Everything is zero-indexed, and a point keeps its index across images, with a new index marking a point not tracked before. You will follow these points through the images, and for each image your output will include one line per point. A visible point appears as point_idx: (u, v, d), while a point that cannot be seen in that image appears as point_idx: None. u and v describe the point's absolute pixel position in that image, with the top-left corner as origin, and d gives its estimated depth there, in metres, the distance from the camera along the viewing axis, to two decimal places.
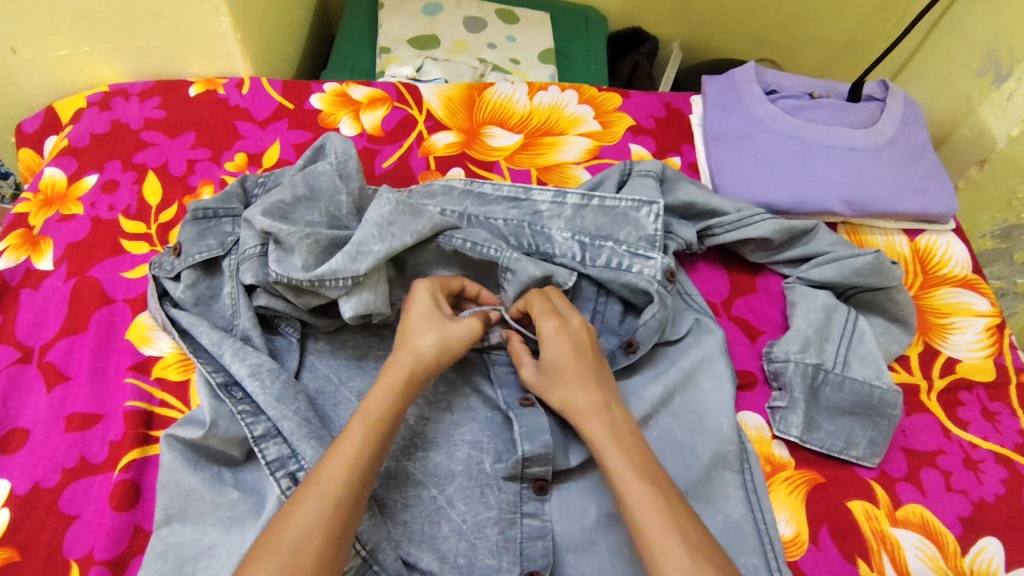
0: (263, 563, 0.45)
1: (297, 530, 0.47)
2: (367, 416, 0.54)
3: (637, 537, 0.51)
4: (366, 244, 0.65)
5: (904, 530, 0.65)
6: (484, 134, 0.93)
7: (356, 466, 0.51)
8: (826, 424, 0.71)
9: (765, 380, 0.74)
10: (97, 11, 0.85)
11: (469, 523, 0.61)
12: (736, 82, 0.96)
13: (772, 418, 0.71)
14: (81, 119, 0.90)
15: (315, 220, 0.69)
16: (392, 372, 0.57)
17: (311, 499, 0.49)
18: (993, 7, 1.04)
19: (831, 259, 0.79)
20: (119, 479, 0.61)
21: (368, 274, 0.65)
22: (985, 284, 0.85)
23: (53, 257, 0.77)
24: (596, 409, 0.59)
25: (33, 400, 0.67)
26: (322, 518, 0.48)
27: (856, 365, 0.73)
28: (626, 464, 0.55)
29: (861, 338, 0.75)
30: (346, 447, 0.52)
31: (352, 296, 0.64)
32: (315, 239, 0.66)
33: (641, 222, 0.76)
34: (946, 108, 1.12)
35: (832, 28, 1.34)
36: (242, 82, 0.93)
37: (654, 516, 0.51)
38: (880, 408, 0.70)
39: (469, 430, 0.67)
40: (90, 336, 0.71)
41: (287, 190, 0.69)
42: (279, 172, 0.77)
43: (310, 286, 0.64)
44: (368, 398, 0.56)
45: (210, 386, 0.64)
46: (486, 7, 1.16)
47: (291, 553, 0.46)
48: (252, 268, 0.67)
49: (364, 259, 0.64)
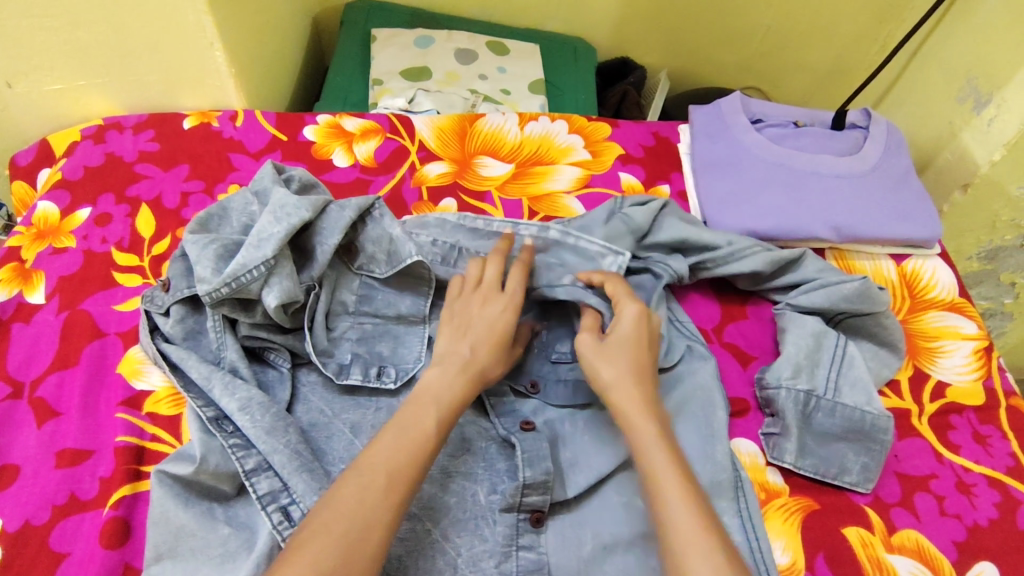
0: (327, 538, 0.46)
1: (365, 513, 0.48)
2: (440, 407, 0.57)
3: (665, 529, 0.51)
4: (266, 230, 0.68)
5: (900, 556, 0.65)
6: (476, 164, 0.94)
7: (419, 451, 0.53)
8: (819, 450, 0.71)
9: (757, 401, 0.75)
10: (94, 48, 0.87)
11: (464, 557, 0.61)
12: (723, 112, 0.97)
13: (766, 444, 0.71)
14: (75, 152, 0.90)
15: (330, 242, 0.71)
16: (457, 373, 0.59)
17: (372, 483, 0.50)
18: (968, 37, 1.08)
19: (820, 286, 0.80)
20: (109, 517, 0.61)
21: (277, 257, 0.67)
22: (972, 308, 0.86)
23: (45, 291, 0.77)
24: (642, 407, 0.59)
25: (22, 436, 0.66)
26: (384, 507, 0.49)
27: (847, 391, 0.74)
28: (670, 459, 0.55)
29: (851, 363, 0.75)
30: (404, 433, 0.54)
31: (273, 285, 0.65)
32: (221, 244, 0.68)
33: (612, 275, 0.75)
34: (929, 133, 1.15)
35: (816, 57, 1.38)
36: (236, 114, 0.94)
37: (683, 504, 0.51)
38: (871, 437, 0.71)
39: (464, 462, 0.67)
40: (81, 370, 0.70)
41: (303, 207, 0.71)
42: (256, 182, 0.76)
43: (229, 291, 0.65)
44: (427, 385, 0.58)
45: (201, 421, 0.63)
46: (477, 39, 1.18)
47: (353, 540, 0.47)
48: (247, 270, 0.65)
49: (267, 243, 0.66)
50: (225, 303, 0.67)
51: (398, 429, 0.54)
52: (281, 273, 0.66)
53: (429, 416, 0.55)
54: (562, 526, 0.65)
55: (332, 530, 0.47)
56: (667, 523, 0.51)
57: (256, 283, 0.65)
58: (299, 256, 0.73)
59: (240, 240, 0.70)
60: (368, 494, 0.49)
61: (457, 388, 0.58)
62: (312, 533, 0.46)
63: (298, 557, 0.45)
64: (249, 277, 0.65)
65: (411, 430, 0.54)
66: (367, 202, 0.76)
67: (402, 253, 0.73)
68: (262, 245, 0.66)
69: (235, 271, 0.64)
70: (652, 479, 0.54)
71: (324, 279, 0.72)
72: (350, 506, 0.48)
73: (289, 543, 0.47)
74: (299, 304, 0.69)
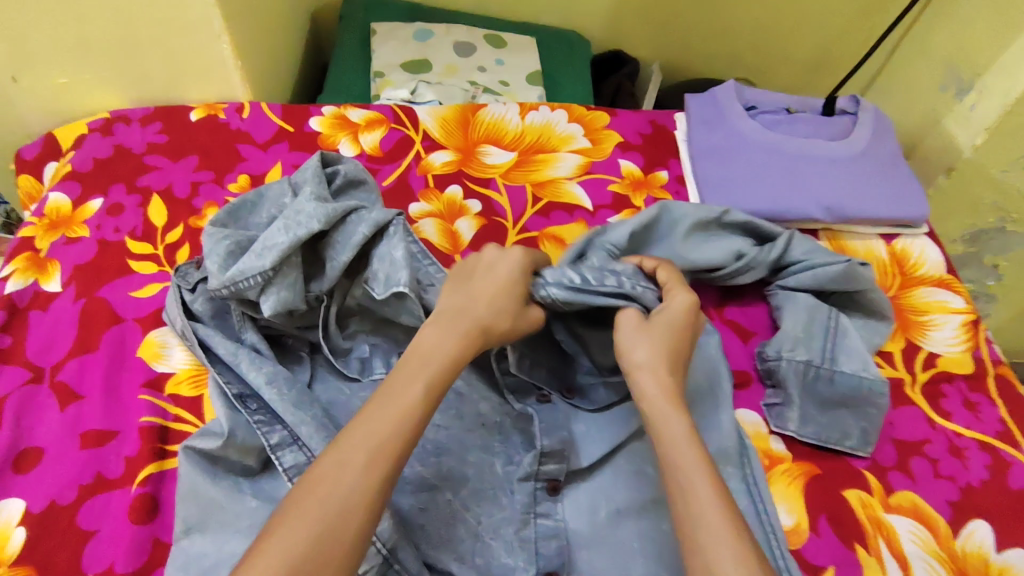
0: (304, 517, 0.47)
1: (341, 499, 0.48)
2: (429, 378, 0.55)
3: (691, 535, 0.49)
4: (272, 238, 0.67)
5: (898, 516, 0.69)
6: (479, 152, 0.96)
7: (405, 426, 0.52)
8: (820, 417, 0.74)
9: (759, 374, 0.78)
10: (101, 41, 0.88)
11: (484, 524, 0.64)
12: (717, 100, 1.00)
13: (769, 415, 0.74)
14: (83, 144, 0.91)
15: (340, 259, 0.69)
16: (456, 335, 0.59)
17: (350, 462, 0.49)
18: (949, 27, 1.12)
19: (808, 268, 0.82)
20: (137, 493, 0.62)
21: (276, 268, 0.66)
22: (959, 284, 0.90)
23: (61, 279, 0.78)
24: (664, 388, 0.58)
25: (46, 419, 0.68)
26: (362, 491, 0.48)
27: (844, 360, 0.77)
28: (691, 443, 0.54)
29: (844, 334, 0.79)
30: (396, 404, 0.53)
31: (270, 295, 0.66)
32: (233, 241, 0.69)
33: (597, 275, 0.68)
34: (914, 121, 1.19)
35: (803, 49, 1.42)
36: (243, 106, 0.95)
37: (716, 513, 0.49)
38: (868, 406, 0.74)
39: (480, 435, 0.69)
40: (101, 354, 0.72)
41: (316, 217, 0.69)
42: (298, 173, 0.76)
43: (228, 293, 0.66)
44: (416, 354, 0.57)
45: (226, 398, 0.65)
46: (474, 32, 1.20)
47: (328, 525, 0.47)
48: (245, 278, 0.65)
49: (269, 253, 0.66)
50: (235, 299, 0.69)
51: (390, 410, 0.53)
52: (280, 282, 0.66)
53: (416, 388, 0.54)
54: (577, 495, 0.68)
55: (305, 515, 0.47)
56: (688, 509, 0.50)
57: (254, 290, 0.66)
58: (314, 260, 0.72)
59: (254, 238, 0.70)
60: (347, 471, 0.49)
61: (449, 350, 0.58)
62: (287, 514, 0.47)
63: (274, 539, 0.46)
64: (247, 284, 0.66)
65: (401, 402, 0.53)
66: (387, 217, 0.72)
67: (395, 277, 0.68)
68: (263, 254, 0.66)
69: (234, 277, 0.65)
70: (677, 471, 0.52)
71: (336, 289, 0.72)
72: (325, 491, 0.48)
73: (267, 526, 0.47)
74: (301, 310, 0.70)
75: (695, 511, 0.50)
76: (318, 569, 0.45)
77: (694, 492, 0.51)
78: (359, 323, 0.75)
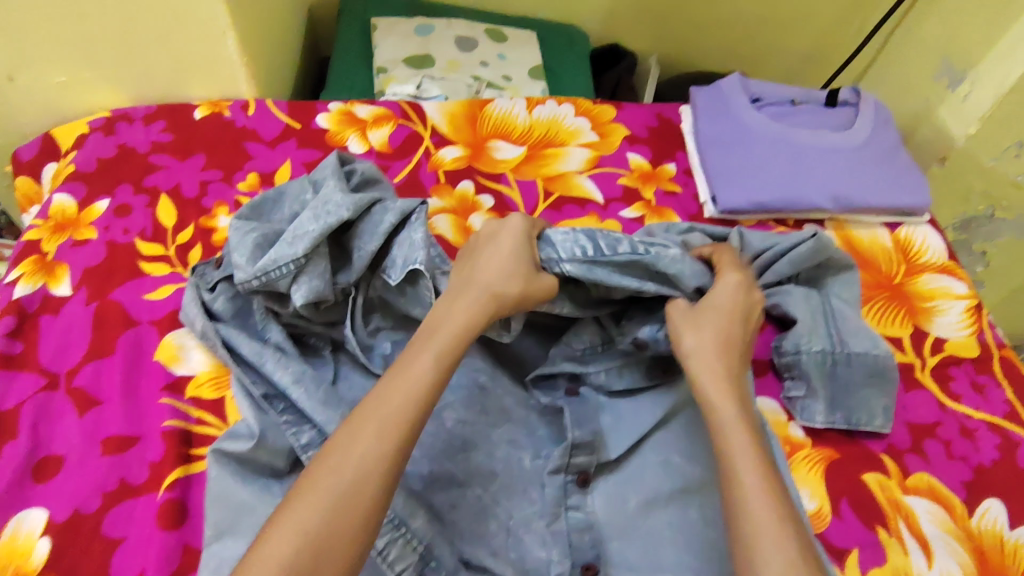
0: (316, 487, 0.48)
1: (353, 469, 0.49)
2: (437, 350, 0.57)
3: (743, 525, 0.52)
4: (302, 228, 0.69)
5: (915, 497, 0.71)
6: (489, 147, 0.96)
7: (416, 397, 0.54)
8: (847, 401, 0.75)
9: (777, 368, 0.79)
10: (103, 39, 0.86)
11: (515, 518, 0.64)
12: (723, 92, 1.01)
13: (795, 407, 0.75)
14: (85, 144, 0.89)
15: (367, 248, 0.70)
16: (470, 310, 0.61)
17: (360, 432, 0.51)
18: (942, 19, 1.14)
19: (776, 253, 0.81)
20: (164, 499, 0.62)
21: (308, 256, 0.67)
22: (961, 270, 0.92)
23: (71, 283, 0.76)
24: (729, 397, 0.60)
25: (65, 426, 0.66)
26: (376, 461, 0.50)
27: (853, 341, 0.78)
28: (755, 452, 0.56)
29: (840, 316, 0.81)
30: (409, 378, 0.55)
31: (300, 282, 0.67)
32: (262, 234, 0.70)
33: (611, 244, 0.70)
34: (907, 111, 1.21)
35: (797, 40, 1.44)
36: (248, 103, 0.94)
37: (767, 505, 0.52)
38: (881, 375, 0.77)
39: (507, 430, 0.69)
40: (118, 359, 0.70)
41: (344, 206, 0.71)
42: (319, 169, 0.77)
43: (259, 283, 0.67)
44: (436, 332, 0.59)
45: (252, 398, 0.65)
46: (476, 27, 1.20)
47: (340, 493, 0.48)
48: (277, 266, 0.66)
49: (301, 241, 0.67)
50: (261, 293, 0.69)
51: (401, 382, 0.54)
52: (312, 271, 0.67)
53: (425, 360, 0.56)
54: (606, 485, 0.68)
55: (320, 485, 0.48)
56: (740, 500, 0.53)
57: (285, 280, 0.67)
58: (341, 254, 0.74)
59: (280, 230, 0.71)
60: (357, 444, 0.50)
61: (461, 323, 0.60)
62: (303, 486, 0.49)
63: (287, 511, 0.47)
64: (278, 274, 0.66)
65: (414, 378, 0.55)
66: (411, 206, 0.73)
67: (412, 257, 0.69)
68: (295, 243, 0.67)
69: (265, 267, 0.66)
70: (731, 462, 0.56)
71: (361, 281, 0.72)
72: (334, 463, 0.50)
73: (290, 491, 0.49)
74: (329, 302, 0.70)
75: (750, 505, 0.52)
76: (328, 541, 0.46)
77: (755, 497, 0.53)
78: (381, 319, 0.75)
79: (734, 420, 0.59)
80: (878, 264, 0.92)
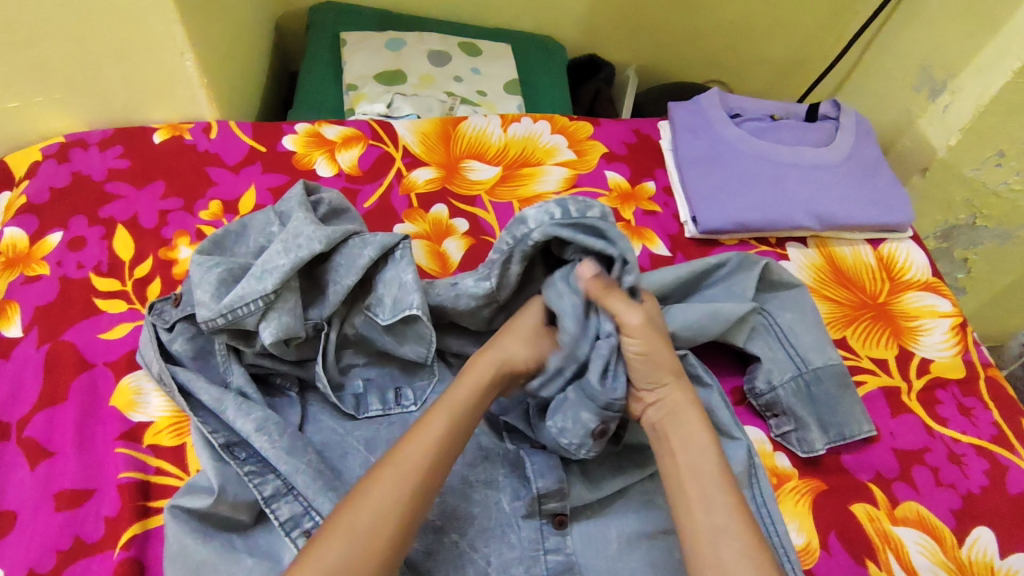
0: (337, 534, 0.48)
1: (378, 513, 0.49)
2: (451, 412, 0.57)
3: (709, 545, 0.51)
4: (271, 261, 0.65)
5: (904, 528, 0.69)
6: (463, 168, 0.93)
7: (434, 452, 0.54)
8: (832, 421, 0.74)
9: (751, 406, 0.76)
10: (54, 63, 0.82)
11: (494, 565, 0.61)
12: (702, 108, 1.00)
13: (792, 444, 0.73)
14: (37, 172, 0.85)
15: (344, 282, 0.67)
16: (486, 365, 0.61)
17: (386, 481, 0.51)
18: (919, 28, 1.13)
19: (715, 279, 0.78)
20: (120, 559, 0.58)
21: (278, 291, 0.64)
22: (945, 286, 0.91)
23: (22, 323, 0.72)
24: (688, 404, 0.59)
25: (15, 480, 0.62)
26: (395, 506, 0.50)
27: (813, 355, 0.76)
28: (714, 461, 0.56)
29: (792, 331, 0.78)
30: (423, 434, 0.55)
31: (271, 321, 0.63)
32: (226, 268, 0.66)
33: (581, 208, 0.65)
34: (887, 120, 1.20)
35: (775, 49, 1.42)
36: (210, 126, 0.90)
37: (730, 527, 0.52)
38: (848, 381, 0.76)
39: (484, 471, 0.66)
40: (71, 405, 0.67)
41: (317, 239, 0.67)
42: (283, 201, 0.74)
43: (225, 322, 0.63)
44: (452, 392, 0.58)
45: (211, 448, 0.61)
46: (449, 41, 1.17)
47: (364, 538, 0.48)
48: (244, 303, 0.62)
49: (270, 276, 0.64)
50: (225, 332, 0.65)
51: (444, 411, 0.57)
52: (281, 307, 0.64)
53: (465, 388, 0.59)
54: (587, 527, 0.64)
55: (341, 528, 0.48)
56: (708, 520, 0.52)
57: (253, 317, 0.63)
58: (312, 286, 0.70)
59: (246, 265, 0.67)
60: (384, 489, 0.51)
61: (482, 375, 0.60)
62: (328, 532, 0.48)
63: (312, 560, 0.47)
64: (246, 310, 0.63)
65: (455, 403, 0.57)
66: (392, 240, 0.69)
67: (406, 301, 0.67)
68: (264, 278, 0.64)
69: (232, 303, 0.62)
70: (697, 479, 0.55)
71: (335, 316, 0.69)
72: (377, 499, 0.50)
73: (313, 537, 0.49)
74: (301, 338, 0.66)
75: (716, 527, 0.52)
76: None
77: (710, 513, 0.53)
78: (355, 355, 0.72)
79: (697, 428, 0.58)
80: (861, 282, 0.90)
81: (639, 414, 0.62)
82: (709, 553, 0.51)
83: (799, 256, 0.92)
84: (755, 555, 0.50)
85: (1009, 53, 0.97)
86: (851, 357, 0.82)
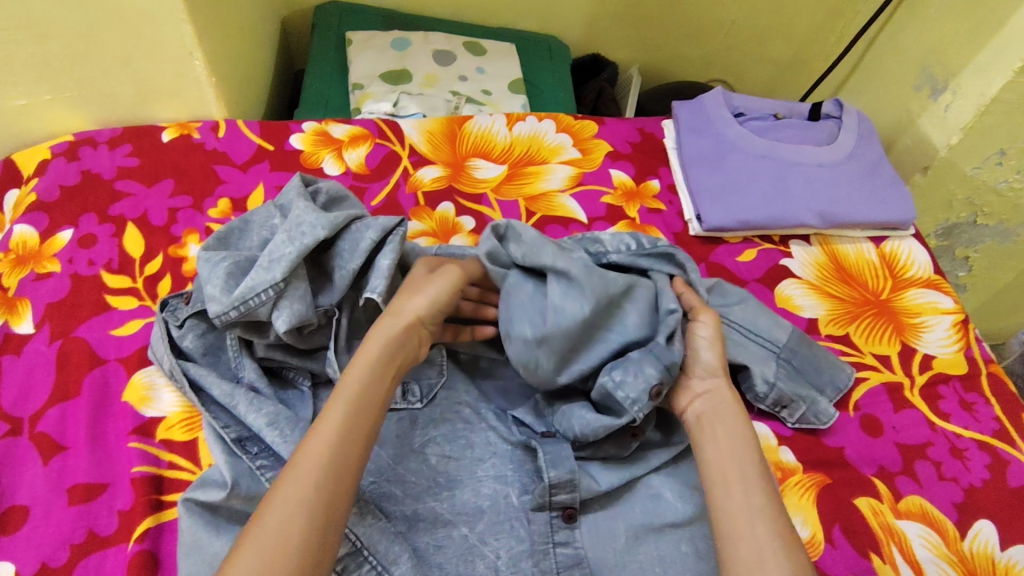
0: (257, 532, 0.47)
1: (299, 508, 0.48)
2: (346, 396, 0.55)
3: (746, 523, 0.52)
4: (277, 251, 0.66)
5: (908, 521, 0.70)
6: (469, 166, 0.94)
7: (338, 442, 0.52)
8: (816, 382, 0.77)
9: (762, 410, 0.75)
10: (63, 61, 0.82)
11: (504, 558, 0.61)
12: (706, 107, 1.00)
13: (812, 419, 0.75)
14: (47, 170, 0.85)
15: (349, 266, 0.69)
16: (375, 343, 0.59)
17: (301, 476, 0.50)
18: (920, 28, 1.14)
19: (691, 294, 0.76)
20: (134, 551, 0.58)
21: (287, 279, 0.65)
22: (947, 283, 0.92)
23: (33, 320, 0.73)
24: (730, 397, 0.63)
25: (28, 474, 0.63)
26: (304, 502, 0.48)
27: (776, 332, 0.78)
28: (751, 449, 0.58)
29: (748, 320, 0.78)
30: (328, 422, 0.53)
31: (283, 309, 0.64)
32: (234, 261, 0.67)
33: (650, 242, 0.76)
34: (888, 119, 1.21)
35: (777, 49, 1.43)
36: (218, 125, 0.91)
37: (767, 511, 0.53)
38: (809, 338, 0.79)
39: (492, 465, 0.66)
40: (84, 401, 0.67)
41: (319, 225, 0.68)
42: (282, 195, 0.75)
43: (238, 316, 0.64)
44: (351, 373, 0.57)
45: (224, 443, 0.62)
46: (454, 40, 1.18)
47: (276, 536, 0.46)
48: (255, 294, 0.63)
49: (277, 265, 0.65)
50: (238, 325, 0.66)
51: (341, 399, 0.55)
52: (292, 295, 0.65)
53: (360, 369, 0.57)
54: (595, 521, 0.65)
55: (263, 523, 0.47)
56: (745, 501, 0.54)
57: (265, 307, 0.64)
58: (319, 274, 0.71)
59: (253, 257, 0.68)
60: (301, 486, 0.49)
61: (371, 353, 0.59)
62: (251, 531, 0.47)
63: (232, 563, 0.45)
64: (257, 301, 0.64)
65: (350, 382, 0.56)
66: (392, 223, 0.71)
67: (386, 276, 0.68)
68: (272, 267, 0.65)
69: (243, 295, 0.63)
70: (735, 465, 0.57)
71: (344, 302, 0.70)
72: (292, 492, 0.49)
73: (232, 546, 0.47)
74: (313, 325, 0.67)
75: (753, 509, 0.53)
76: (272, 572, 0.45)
77: (748, 494, 0.54)
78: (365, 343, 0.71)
79: (734, 416, 0.61)
80: (864, 279, 0.91)
81: (683, 407, 0.65)
82: (746, 530, 0.52)
83: (802, 253, 0.92)
84: (788, 534, 0.52)
85: (1008, 52, 0.98)
86: (854, 353, 0.83)
